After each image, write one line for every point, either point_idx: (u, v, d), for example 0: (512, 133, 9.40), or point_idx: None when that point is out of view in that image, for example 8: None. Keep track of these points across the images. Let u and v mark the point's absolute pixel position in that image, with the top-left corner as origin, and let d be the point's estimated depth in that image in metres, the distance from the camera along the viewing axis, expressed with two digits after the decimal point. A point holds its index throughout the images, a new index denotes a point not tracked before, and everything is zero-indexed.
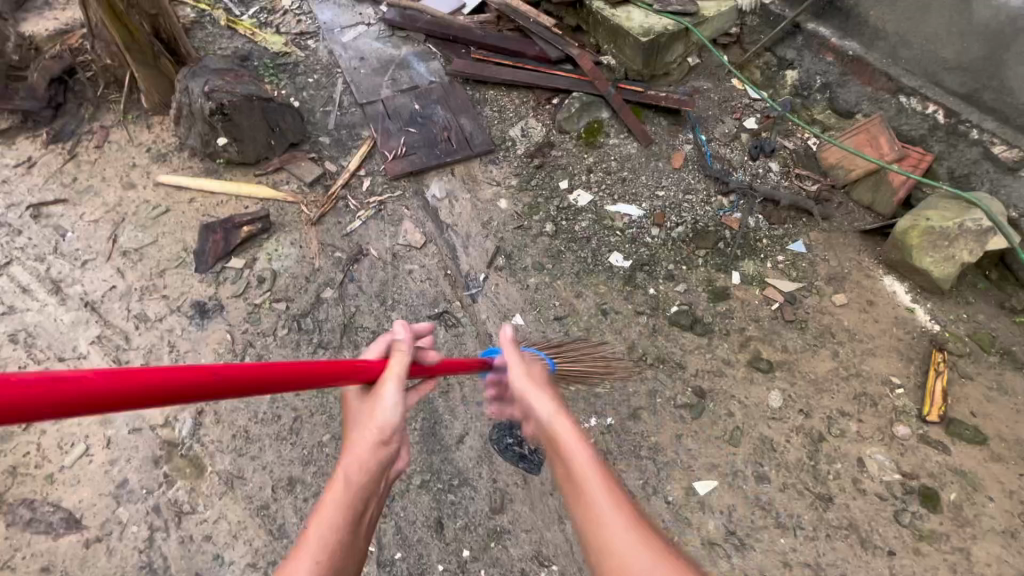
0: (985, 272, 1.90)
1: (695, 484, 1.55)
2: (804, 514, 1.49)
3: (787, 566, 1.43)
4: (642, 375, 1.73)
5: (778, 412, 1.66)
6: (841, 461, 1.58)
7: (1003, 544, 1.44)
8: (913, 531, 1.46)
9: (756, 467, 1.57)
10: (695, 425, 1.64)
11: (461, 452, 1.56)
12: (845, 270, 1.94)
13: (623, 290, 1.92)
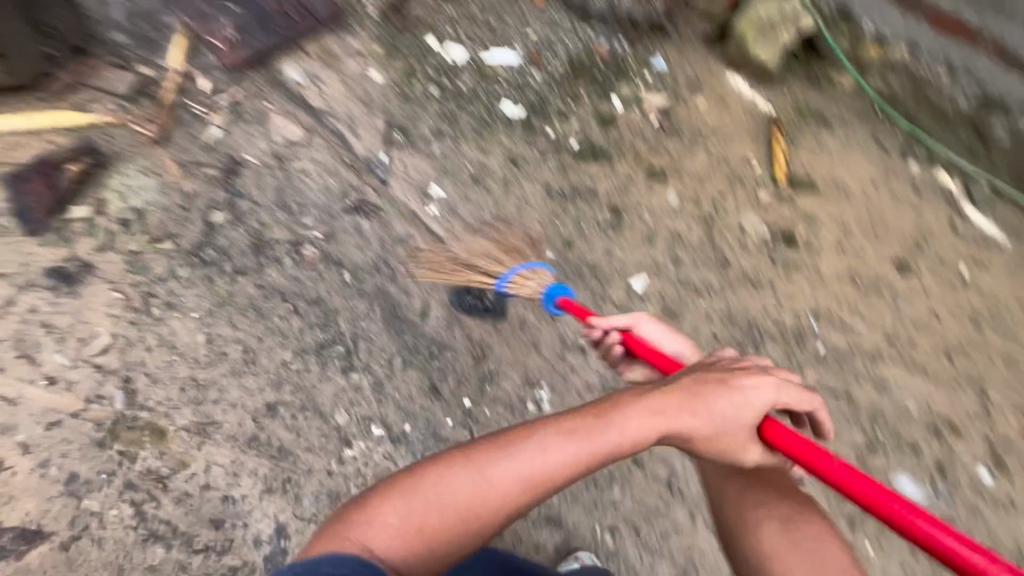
0: (797, 55, 2.22)
1: (631, 283, 1.81)
2: (712, 278, 1.86)
3: (710, 318, 1.81)
4: (565, 210, 1.88)
5: (676, 208, 1.95)
6: (729, 231, 1.94)
7: (838, 254, 1.96)
8: (783, 265, 1.92)
9: (672, 255, 1.87)
10: (618, 237, 1.87)
11: (429, 324, 1.65)
12: (700, 75, 2.18)
13: (525, 137, 1.96)
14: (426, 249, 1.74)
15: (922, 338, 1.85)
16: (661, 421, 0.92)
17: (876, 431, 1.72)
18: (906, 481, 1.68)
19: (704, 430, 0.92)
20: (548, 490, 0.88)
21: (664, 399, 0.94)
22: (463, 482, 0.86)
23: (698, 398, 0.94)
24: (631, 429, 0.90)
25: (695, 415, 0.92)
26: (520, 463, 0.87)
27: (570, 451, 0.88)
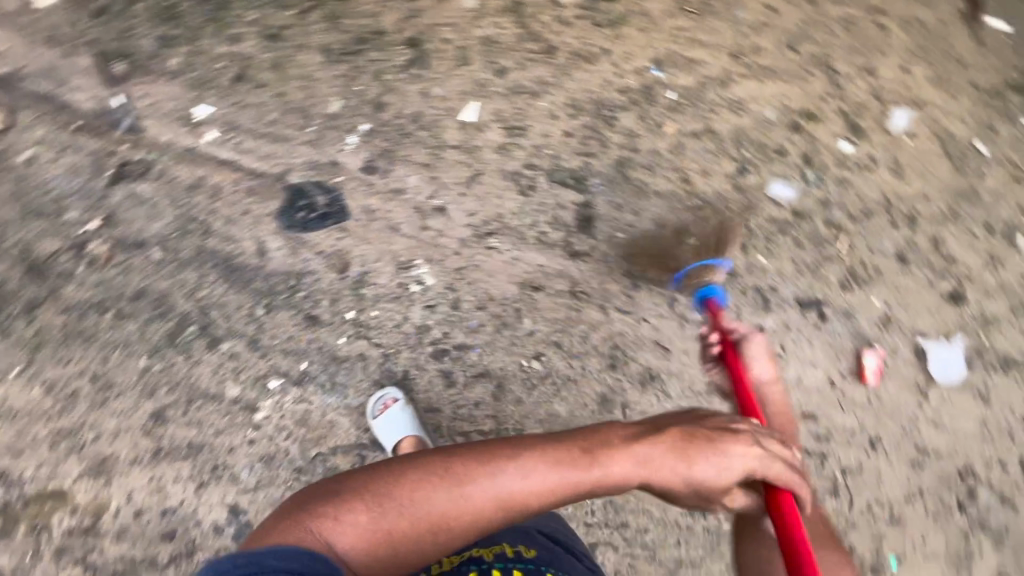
0: None
1: (463, 117, 1.62)
2: (544, 73, 1.68)
3: (556, 116, 1.67)
4: (358, 67, 1.59)
5: (477, 9, 1.67)
6: (541, 12, 1.70)
7: None
8: (609, 25, 1.72)
9: (493, 67, 1.66)
10: (428, 72, 1.63)
11: (273, 260, 1.48)
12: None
13: (271, 0, 1.57)
14: (226, 182, 1.49)
15: (764, 39, 1.77)
16: (651, 452, 0.93)
17: (745, 153, 1.73)
18: (782, 186, 1.72)
19: (704, 478, 0.93)
20: (509, 518, 0.88)
21: (678, 441, 0.94)
22: (443, 498, 0.86)
23: (729, 436, 0.96)
24: (615, 468, 0.91)
25: (673, 464, 0.92)
26: (494, 485, 0.88)
27: (546, 474, 0.89)
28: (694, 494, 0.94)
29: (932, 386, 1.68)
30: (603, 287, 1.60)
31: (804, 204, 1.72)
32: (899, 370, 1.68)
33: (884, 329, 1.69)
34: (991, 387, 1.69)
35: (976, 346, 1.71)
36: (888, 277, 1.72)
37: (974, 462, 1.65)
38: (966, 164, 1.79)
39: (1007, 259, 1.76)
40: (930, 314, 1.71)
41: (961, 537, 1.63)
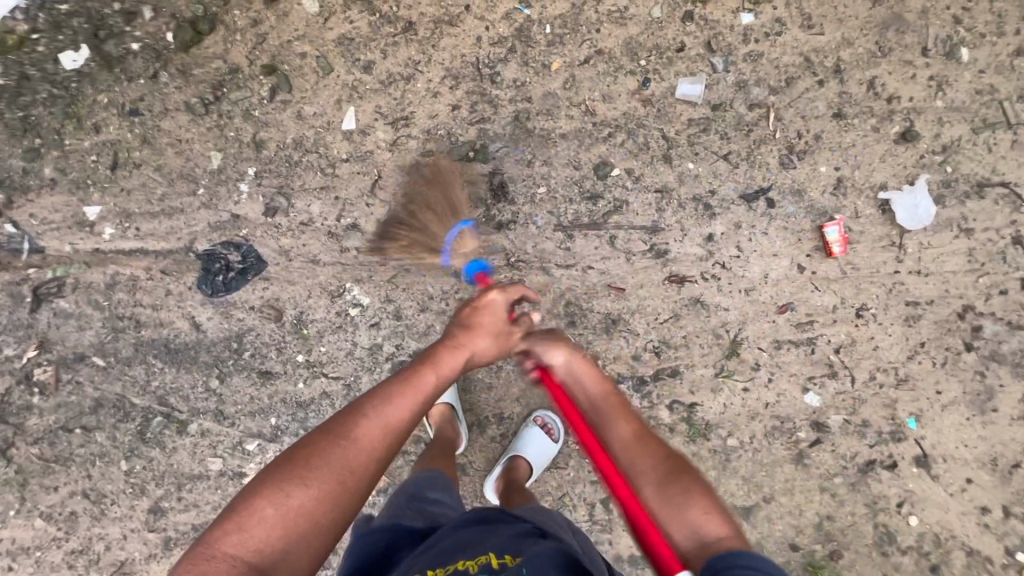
0: None
1: (345, 127, 1.55)
2: (411, 51, 1.59)
3: (438, 91, 1.58)
4: (225, 113, 1.54)
5: (323, 11, 1.59)
6: None
7: None
8: None
9: (358, 64, 1.58)
10: (296, 92, 1.56)
11: (209, 331, 1.48)
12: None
13: (117, 77, 1.54)
14: (140, 271, 1.48)
15: None
16: (469, 339, 1.17)
17: (643, 62, 1.61)
18: (691, 84, 1.60)
19: (498, 343, 1.20)
20: (396, 440, 1.00)
21: (467, 318, 1.20)
22: (338, 455, 0.94)
23: (484, 292, 1.22)
24: (450, 362, 1.13)
25: (465, 340, 1.17)
26: (372, 422, 0.98)
27: (407, 402, 1.02)
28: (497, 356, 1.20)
29: (906, 236, 1.58)
30: (538, 248, 1.55)
31: (719, 95, 1.61)
32: (867, 231, 1.58)
33: (839, 194, 1.59)
34: (970, 216, 1.60)
35: (942, 180, 1.60)
36: (829, 139, 1.61)
37: (970, 299, 1.56)
38: None
39: (949, 78, 1.65)
40: (885, 162, 1.60)
41: (979, 379, 1.54)
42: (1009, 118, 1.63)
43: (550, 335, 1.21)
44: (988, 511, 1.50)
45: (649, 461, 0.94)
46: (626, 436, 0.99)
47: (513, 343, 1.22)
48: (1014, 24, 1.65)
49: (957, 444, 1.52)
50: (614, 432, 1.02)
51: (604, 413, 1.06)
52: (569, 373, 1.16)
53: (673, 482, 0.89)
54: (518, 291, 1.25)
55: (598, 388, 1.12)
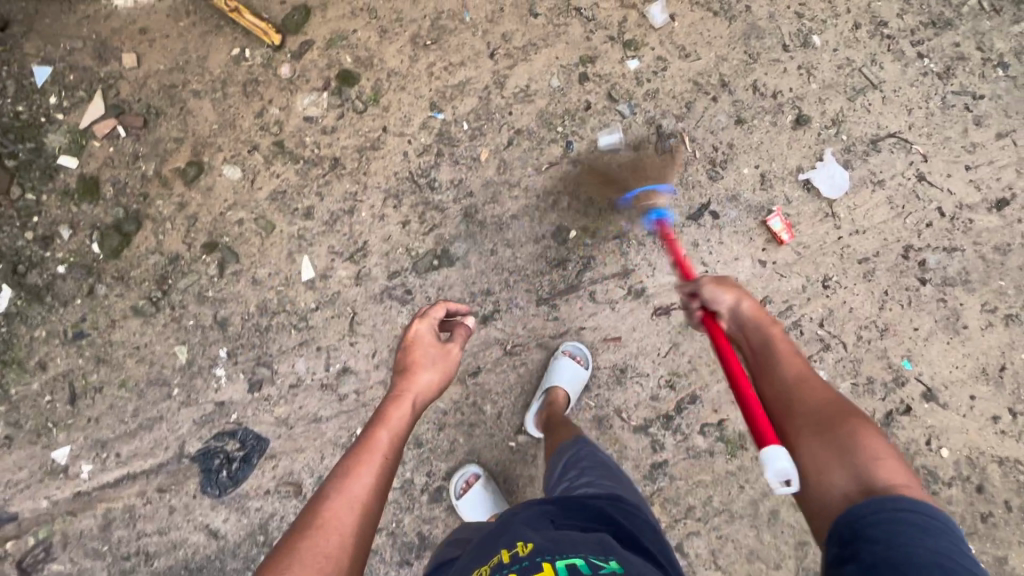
0: None
1: (304, 277, 1.53)
2: (346, 185, 1.61)
3: (383, 213, 1.60)
4: (175, 302, 1.48)
5: (248, 174, 1.59)
6: (303, 136, 1.64)
7: (389, 42, 1.74)
8: (369, 103, 1.69)
9: (298, 212, 1.58)
10: (244, 259, 1.53)
11: (229, 534, 1.38)
12: (98, 38, 1.65)
13: (49, 305, 1.45)
14: (133, 498, 1.38)
15: (506, 21, 1.80)
16: (410, 381, 1.11)
17: (560, 129, 1.73)
18: (609, 134, 1.73)
19: (439, 375, 1.15)
20: (368, 509, 0.90)
21: (401, 362, 1.16)
22: (309, 542, 0.84)
23: (407, 327, 1.21)
24: (399, 411, 1.05)
25: (410, 384, 1.11)
26: (334, 496, 0.89)
27: (372, 465, 0.94)
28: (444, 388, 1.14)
29: (835, 204, 1.74)
30: (529, 328, 1.57)
31: (634, 136, 1.74)
32: (803, 211, 1.73)
33: (767, 187, 1.74)
34: (877, 171, 1.79)
35: (844, 148, 1.80)
36: (741, 144, 1.77)
37: (908, 239, 1.74)
38: (730, 11, 1.89)
39: (814, 62, 1.87)
40: (793, 148, 1.78)
41: (943, 305, 1.70)
42: (872, 81, 1.88)
43: (714, 281, 1.19)
44: (999, 418, 1.63)
45: (830, 400, 0.95)
46: (790, 372, 1.02)
47: (453, 366, 1.17)
48: (843, 5, 1.94)
49: (950, 368, 1.65)
50: (789, 370, 1.03)
51: (779, 353, 1.06)
52: (741, 318, 1.15)
53: (847, 423, 0.90)
54: (437, 313, 1.23)
55: (777, 331, 1.10)
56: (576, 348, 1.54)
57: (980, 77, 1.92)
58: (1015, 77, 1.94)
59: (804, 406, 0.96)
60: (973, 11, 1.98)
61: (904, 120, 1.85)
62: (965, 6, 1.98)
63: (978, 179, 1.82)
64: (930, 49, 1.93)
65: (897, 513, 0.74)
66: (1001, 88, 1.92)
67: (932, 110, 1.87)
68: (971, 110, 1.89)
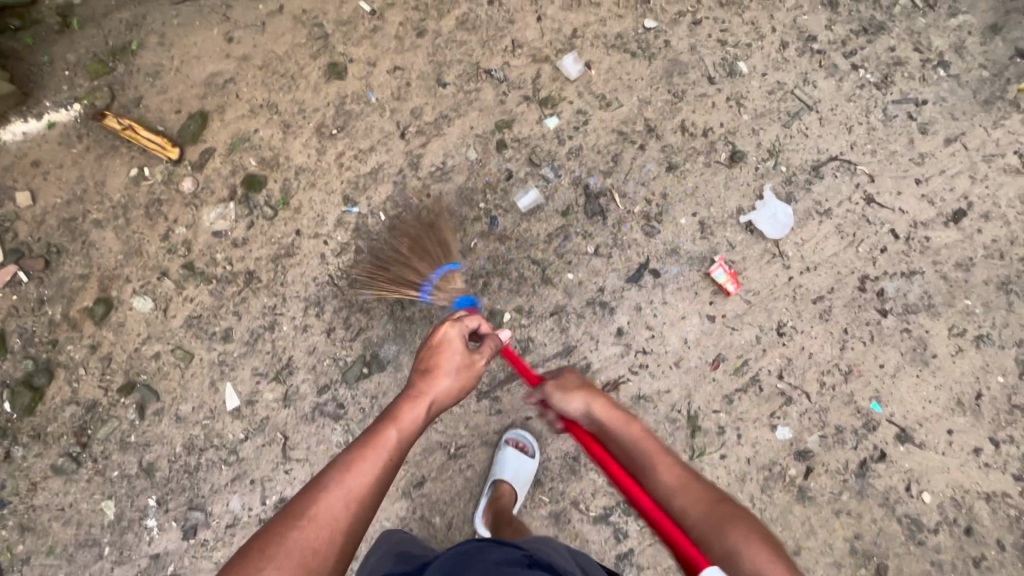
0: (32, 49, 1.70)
1: (229, 406, 1.46)
2: (263, 299, 1.54)
3: (306, 324, 1.53)
4: (96, 455, 1.42)
5: (159, 303, 1.52)
6: (213, 252, 1.56)
7: (295, 138, 1.67)
8: (279, 207, 1.61)
9: (216, 335, 1.51)
10: (164, 395, 1.46)
11: None
12: None
13: None
14: None
15: (413, 96, 1.72)
16: (430, 384, 1.15)
17: (483, 204, 1.64)
18: (534, 202, 1.64)
19: (460, 381, 1.18)
20: (364, 509, 0.96)
21: (427, 361, 1.20)
22: (296, 535, 0.91)
23: (437, 327, 1.22)
24: (412, 414, 1.09)
25: (431, 383, 1.15)
26: (335, 492, 0.95)
27: (374, 465, 0.99)
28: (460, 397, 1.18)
29: (782, 243, 1.65)
30: (471, 425, 1.50)
31: (562, 200, 1.65)
32: (748, 256, 1.64)
33: (707, 235, 1.65)
34: (823, 199, 1.70)
35: (784, 180, 1.71)
36: (675, 191, 1.68)
37: (863, 269, 1.65)
38: (648, 51, 1.80)
39: (743, 91, 1.78)
40: (730, 189, 1.69)
41: (907, 336, 1.60)
42: (806, 103, 1.78)
43: (558, 386, 1.17)
44: (980, 451, 1.54)
45: (710, 495, 0.95)
46: (667, 477, 0.99)
47: (475, 376, 1.20)
48: (767, 26, 1.85)
49: (922, 404, 1.56)
50: (664, 475, 1.00)
51: (648, 454, 1.03)
52: (600, 422, 1.11)
53: (734, 525, 0.89)
54: (470, 319, 1.25)
55: (636, 428, 1.08)
56: (524, 437, 1.47)
57: (921, 80, 1.82)
58: (958, 75, 1.83)
59: (686, 510, 0.94)
60: (905, 11, 1.88)
61: (845, 139, 1.75)
62: (896, 7, 1.88)
63: (930, 193, 1.72)
64: (865, 59, 1.83)
65: None
66: (944, 89, 1.82)
67: (873, 125, 1.77)
68: (915, 119, 1.79)
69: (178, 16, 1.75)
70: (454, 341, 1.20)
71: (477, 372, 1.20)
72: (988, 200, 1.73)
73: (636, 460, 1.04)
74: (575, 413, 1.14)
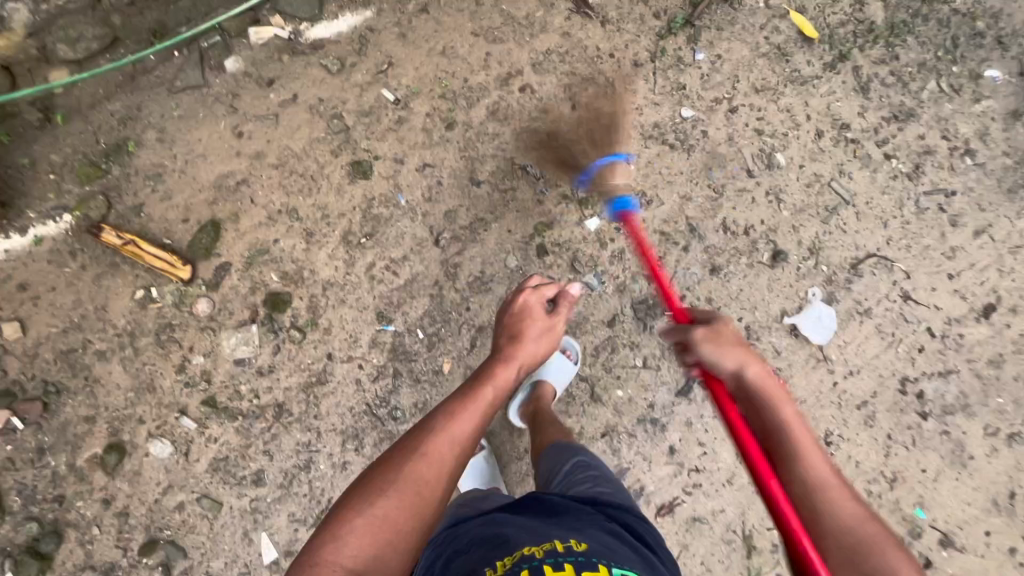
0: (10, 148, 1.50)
1: (267, 559, 1.36)
2: (296, 435, 1.42)
3: (344, 461, 1.42)
4: None
5: (178, 446, 1.38)
6: (236, 384, 1.43)
7: (320, 247, 1.53)
8: (308, 328, 1.48)
9: (245, 479, 1.38)
10: (192, 550, 1.35)
11: None
12: None
13: None
14: None
15: (446, 196, 1.61)
16: (518, 346, 1.30)
17: None
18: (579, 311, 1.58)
19: (543, 346, 1.34)
20: (466, 451, 1.04)
21: (511, 328, 1.35)
22: (417, 467, 0.98)
23: (516, 297, 1.39)
24: (506, 372, 1.23)
25: (520, 342, 1.30)
26: (444, 433, 1.03)
27: (477, 412, 1.10)
28: (540, 361, 1.33)
29: (827, 348, 1.64)
30: None
31: (607, 309, 1.59)
32: (794, 362, 1.62)
33: (753, 341, 1.62)
34: (863, 298, 1.69)
35: (826, 280, 1.69)
36: (721, 295, 1.64)
37: (903, 371, 1.66)
38: (686, 141, 1.74)
39: (782, 185, 1.75)
40: (774, 291, 1.66)
41: (947, 438, 1.63)
42: (843, 195, 1.76)
43: (711, 338, 1.12)
44: (1018, 551, 1.58)
45: (854, 507, 0.89)
46: (827, 476, 0.93)
47: (553, 342, 1.36)
48: (802, 113, 1.82)
49: (962, 506, 1.59)
50: (812, 472, 0.94)
51: (792, 442, 0.98)
52: (757, 388, 1.06)
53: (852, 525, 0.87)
54: (551, 289, 1.42)
55: (788, 411, 1.02)
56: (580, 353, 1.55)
57: (949, 169, 1.83)
58: (983, 164, 1.86)
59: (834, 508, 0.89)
60: (932, 96, 1.89)
61: (881, 234, 1.75)
62: (922, 92, 1.89)
63: (962, 288, 1.74)
64: (896, 147, 1.83)
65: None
66: (972, 178, 1.84)
67: (907, 218, 1.77)
68: (945, 211, 1.80)
69: (179, 108, 1.58)
70: (537, 308, 1.38)
71: (554, 335, 1.37)
72: (1016, 293, 1.76)
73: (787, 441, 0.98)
74: (730, 370, 1.09)
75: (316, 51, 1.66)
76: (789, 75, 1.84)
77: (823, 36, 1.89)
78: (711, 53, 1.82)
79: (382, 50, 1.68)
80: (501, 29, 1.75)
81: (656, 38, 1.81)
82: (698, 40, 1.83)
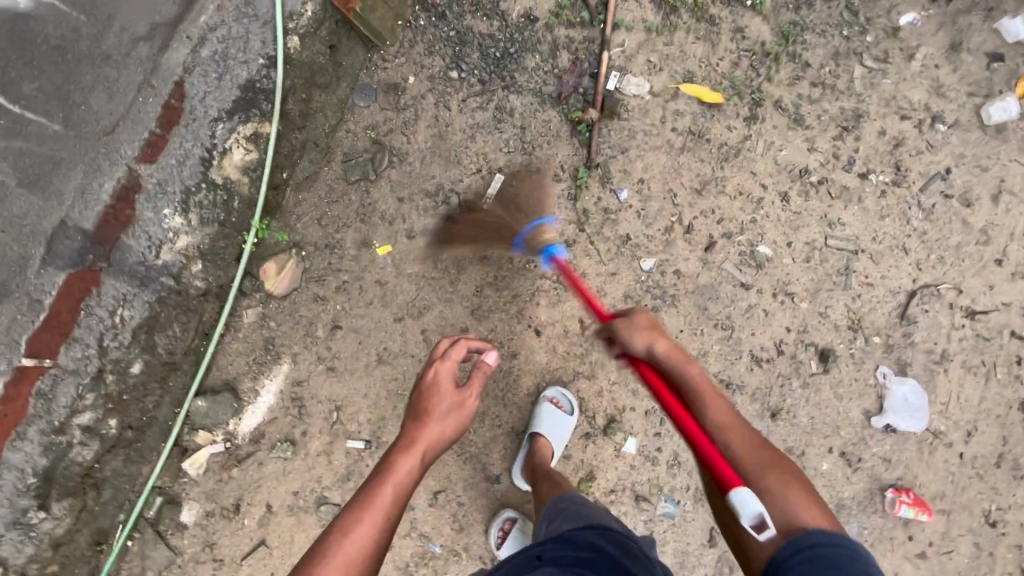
0: None
1: None
2: None
3: None
4: None
5: None
6: None
7: None
8: None
9: None
10: None
11: None
12: None
13: None
14: None
15: (473, 513, 1.46)
16: (422, 429, 1.09)
17: None
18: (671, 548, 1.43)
19: (454, 425, 1.11)
20: (365, 568, 0.91)
21: (418, 404, 1.14)
22: None
23: (426, 370, 1.17)
24: (408, 464, 1.03)
25: (433, 425, 1.09)
26: (340, 552, 0.90)
27: (370, 526, 0.93)
28: (451, 441, 1.12)
29: (933, 425, 1.46)
30: None
31: (700, 529, 1.43)
32: (911, 461, 1.44)
33: (858, 465, 1.44)
34: (933, 345, 1.50)
35: (886, 350, 1.50)
36: (799, 439, 1.46)
37: (1017, 398, 1.47)
38: (667, 296, 1.54)
39: (783, 277, 1.55)
40: (846, 397, 1.47)
41: None
42: (847, 248, 1.56)
43: (625, 324, 1.16)
44: None
45: (757, 444, 0.99)
46: (722, 417, 1.03)
47: (470, 414, 1.14)
48: (756, 184, 1.61)
49: None
50: (715, 409, 1.04)
51: (700, 395, 1.07)
52: (668, 360, 1.11)
53: (774, 476, 0.93)
54: (460, 355, 1.19)
55: (698, 371, 1.09)
56: (575, 400, 1.47)
57: (929, 149, 1.63)
58: (957, 121, 1.65)
59: (735, 447, 0.99)
60: (865, 82, 1.68)
61: (908, 263, 1.55)
62: (854, 83, 1.68)
63: (1017, 270, 1.55)
64: (866, 160, 1.62)
65: (841, 551, 0.79)
66: (956, 144, 1.63)
67: (921, 229, 1.57)
68: (952, 196, 1.59)
69: None
70: (450, 375, 1.16)
71: (471, 401, 1.15)
72: None
73: (687, 399, 1.08)
74: (642, 345, 1.13)
75: (260, 444, 1.48)
76: (720, 153, 1.63)
77: (725, 91, 1.68)
78: (632, 183, 1.62)
79: (322, 398, 1.50)
80: (421, 296, 1.56)
81: (571, 204, 1.61)
82: (612, 176, 1.62)
